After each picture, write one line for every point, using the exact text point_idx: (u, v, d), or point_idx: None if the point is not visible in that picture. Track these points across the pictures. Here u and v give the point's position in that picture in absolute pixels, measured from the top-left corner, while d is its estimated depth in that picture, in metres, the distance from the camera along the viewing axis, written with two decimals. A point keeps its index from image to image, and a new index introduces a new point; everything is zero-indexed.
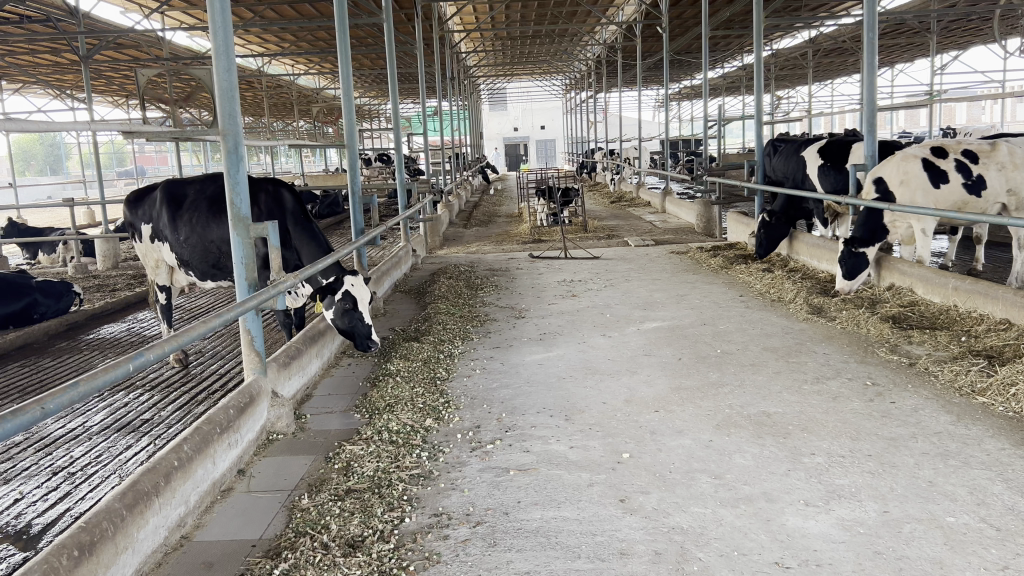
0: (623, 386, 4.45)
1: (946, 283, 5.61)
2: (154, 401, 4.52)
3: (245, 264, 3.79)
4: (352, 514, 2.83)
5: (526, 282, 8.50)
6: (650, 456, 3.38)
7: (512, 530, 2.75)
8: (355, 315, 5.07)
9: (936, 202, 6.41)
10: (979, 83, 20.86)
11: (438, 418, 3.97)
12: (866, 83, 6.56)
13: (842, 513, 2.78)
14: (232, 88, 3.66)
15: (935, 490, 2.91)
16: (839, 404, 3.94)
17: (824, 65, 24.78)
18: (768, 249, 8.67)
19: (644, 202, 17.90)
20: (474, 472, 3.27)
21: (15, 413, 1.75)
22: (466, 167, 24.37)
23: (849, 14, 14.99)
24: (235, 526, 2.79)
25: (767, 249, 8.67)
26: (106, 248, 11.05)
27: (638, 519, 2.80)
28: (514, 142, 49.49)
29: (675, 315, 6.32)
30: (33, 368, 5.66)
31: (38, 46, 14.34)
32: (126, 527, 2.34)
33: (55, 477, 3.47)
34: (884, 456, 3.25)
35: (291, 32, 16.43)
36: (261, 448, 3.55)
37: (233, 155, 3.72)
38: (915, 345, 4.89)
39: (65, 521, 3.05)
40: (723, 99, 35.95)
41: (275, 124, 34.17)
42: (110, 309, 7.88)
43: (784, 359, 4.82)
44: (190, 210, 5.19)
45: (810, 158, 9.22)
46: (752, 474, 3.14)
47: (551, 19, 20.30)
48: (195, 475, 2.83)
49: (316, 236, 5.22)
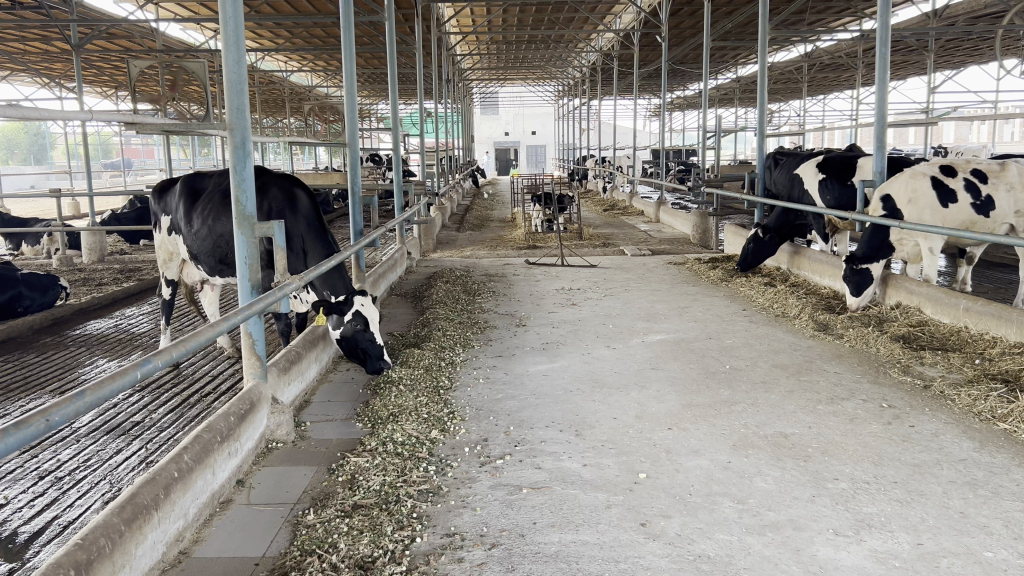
0: (633, 401, 4.32)
1: (956, 303, 5.53)
2: (145, 403, 4.34)
3: (249, 264, 3.62)
4: (361, 533, 2.67)
5: (523, 288, 8.38)
6: (667, 477, 3.25)
7: (531, 555, 2.61)
8: (366, 338, 4.74)
9: (944, 221, 6.34)
10: (973, 104, 20.85)
11: (443, 429, 3.81)
12: (879, 100, 6.49)
13: (874, 544, 2.67)
14: (241, 81, 3.50)
15: (969, 523, 2.80)
16: (857, 427, 3.83)
17: (818, 80, 24.87)
18: (752, 263, 8.69)
19: (637, 211, 17.82)
20: (485, 489, 3.12)
21: (17, 427, 1.58)
22: (459, 169, 24.22)
23: (850, 30, 14.91)
24: (236, 542, 2.62)
25: (751, 263, 8.69)
26: (92, 241, 10.85)
27: (662, 545, 2.67)
28: (504, 147, 49.36)
29: (679, 328, 6.21)
30: (19, 363, 5.43)
31: (28, 33, 14.02)
32: (125, 544, 2.17)
33: (41, 482, 3.28)
34: (910, 483, 3.14)
35: (286, 28, 16.24)
36: (260, 457, 3.39)
37: (240, 150, 3.55)
38: (927, 366, 4.81)
39: (54, 529, 2.86)
40: (716, 113, 36.11)
41: (266, 121, 33.83)
42: (97, 304, 7.66)
43: (795, 377, 4.72)
44: (205, 203, 5.00)
45: (807, 172, 9.18)
46: (776, 499, 3.02)
47: (549, 24, 20.24)
48: (195, 487, 2.66)
49: (326, 241, 5.00)
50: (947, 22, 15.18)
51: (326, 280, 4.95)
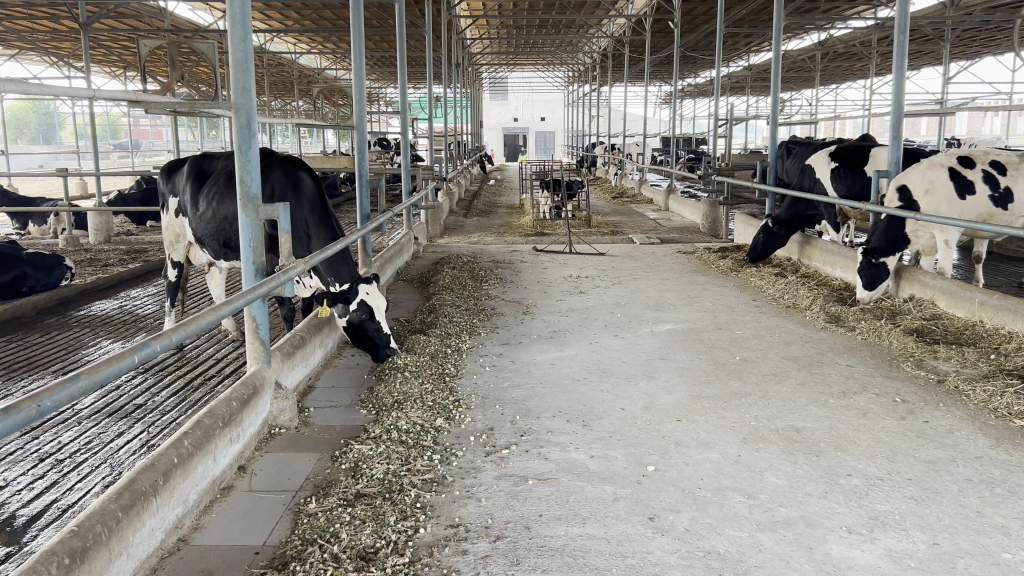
0: (641, 392, 4.25)
1: (971, 297, 5.44)
2: (148, 386, 4.30)
3: (253, 246, 3.55)
4: (363, 523, 2.61)
5: (531, 276, 8.29)
6: (676, 471, 3.18)
7: (536, 548, 2.55)
8: (373, 325, 4.67)
9: (961, 212, 6.24)
10: (988, 94, 20.49)
11: (448, 417, 3.75)
12: (896, 88, 6.34)
13: (889, 543, 2.60)
14: (248, 60, 3.41)
15: (986, 522, 2.73)
16: (870, 422, 3.75)
17: (832, 69, 24.56)
18: (762, 255, 8.57)
19: (646, 199, 17.66)
20: (490, 480, 3.06)
21: (7, 411, 1.53)
22: (467, 154, 24.05)
23: (866, 17, 14.68)
24: (236, 529, 2.57)
25: (761, 254, 8.57)
26: (99, 221, 10.87)
27: (670, 541, 2.61)
28: (513, 133, 49.09)
29: (687, 318, 6.12)
30: (22, 344, 5.39)
31: (37, 12, 13.94)
32: (121, 530, 2.10)
33: (42, 464, 3.24)
34: (925, 481, 3.07)
35: (296, 10, 16.12)
36: (262, 443, 3.33)
37: (244, 130, 3.48)
38: (941, 360, 4.73)
39: (53, 513, 2.82)
40: (728, 102, 35.78)
41: (274, 104, 33.67)
42: (103, 285, 7.63)
43: (806, 369, 4.65)
44: (211, 185, 4.94)
45: (818, 162, 9.03)
46: (787, 495, 2.95)
47: (559, 9, 20.04)
48: (195, 473, 2.61)
49: (329, 225, 4.89)
50: (967, 11, 14.87)
51: (330, 267, 4.84)
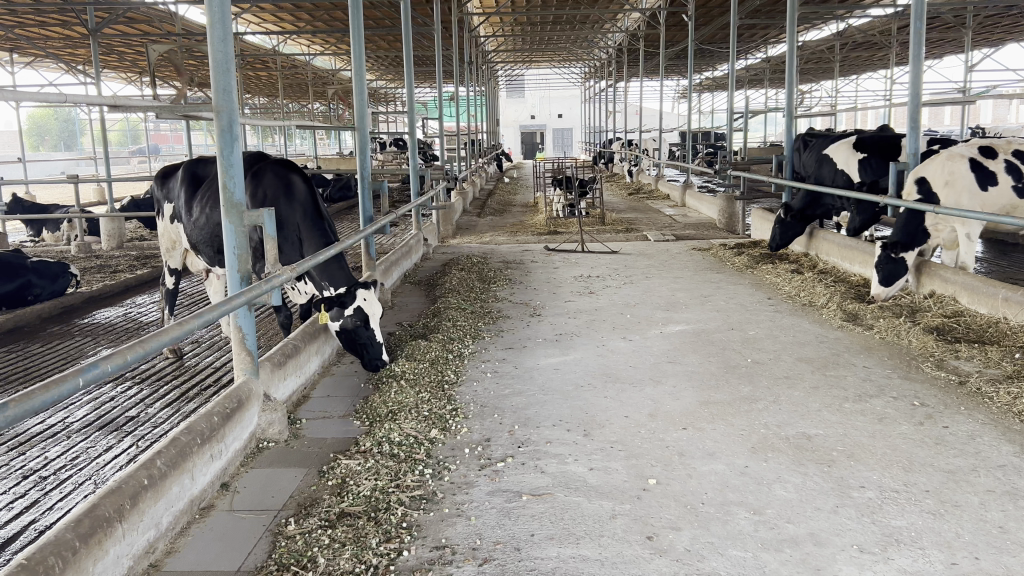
0: (647, 398, 4.09)
1: (994, 293, 5.20)
2: (142, 397, 4.21)
3: (237, 253, 3.44)
4: (343, 546, 2.49)
5: (541, 276, 8.13)
6: (679, 483, 3.03)
7: (523, 571, 2.41)
8: (367, 332, 4.55)
9: (983, 204, 6.03)
10: (1015, 81, 19.87)
11: (444, 428, 3.62)
12: (913, 77, 6.09)
13: (903, 564, 2.43)
14: (227, 61, 3.30)
15: (1007, 539, 2.55)
16: (886, 428, 3.56)
17: (853, 58, 24.00)
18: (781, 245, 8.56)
19: (664, 194, 17.42)
20: (482, 496, 2.93)
21: None
22: (483, 154, 23.92)
23: (888, 5, 14.31)
24: (211, 554, 2.47)
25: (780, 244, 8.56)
26: (111, 227, 10.85)
27: (668, 562, 2.46)
28: (530, 130, 48.94)
29: (699, 318, 5.93)
30: (22, 354, 5.34)
31: (49, 18, 14.04)
32: (79, 561, 2.00)
33: (25, 482, 3.16)
34: (944, 493, 2.88)
35: (307, 11, 16.07)
36: (249, 458, 3.23)
37: (226, 134, 3.36)
38: (962, 360, 4.51)
39: (28, 536, 2.73)
40: (746, 95, 35.24)
41: (290, 107, 33.77)
42: (109, 293, 7.58)
43: (821, 371, 4.46)
44: (205, 190, 4.86)
45: (836, 152, 8.80)
46: (795, 510, 2.79)
47: (573, 7, 19.83)
48: (169, 493, 2.51)
49: (322, 229, 4.79)
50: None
51: (324, 271, 4.75)
